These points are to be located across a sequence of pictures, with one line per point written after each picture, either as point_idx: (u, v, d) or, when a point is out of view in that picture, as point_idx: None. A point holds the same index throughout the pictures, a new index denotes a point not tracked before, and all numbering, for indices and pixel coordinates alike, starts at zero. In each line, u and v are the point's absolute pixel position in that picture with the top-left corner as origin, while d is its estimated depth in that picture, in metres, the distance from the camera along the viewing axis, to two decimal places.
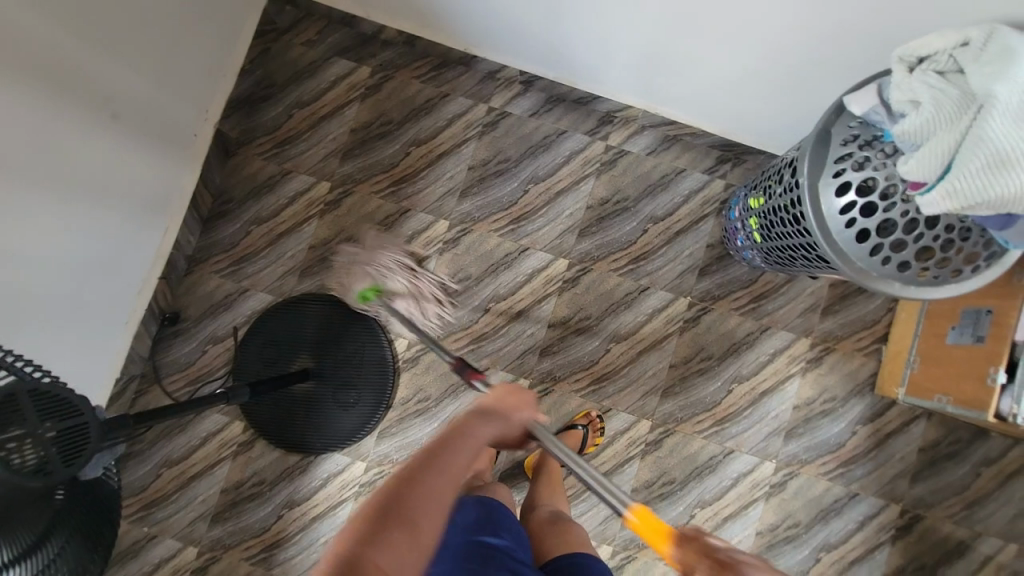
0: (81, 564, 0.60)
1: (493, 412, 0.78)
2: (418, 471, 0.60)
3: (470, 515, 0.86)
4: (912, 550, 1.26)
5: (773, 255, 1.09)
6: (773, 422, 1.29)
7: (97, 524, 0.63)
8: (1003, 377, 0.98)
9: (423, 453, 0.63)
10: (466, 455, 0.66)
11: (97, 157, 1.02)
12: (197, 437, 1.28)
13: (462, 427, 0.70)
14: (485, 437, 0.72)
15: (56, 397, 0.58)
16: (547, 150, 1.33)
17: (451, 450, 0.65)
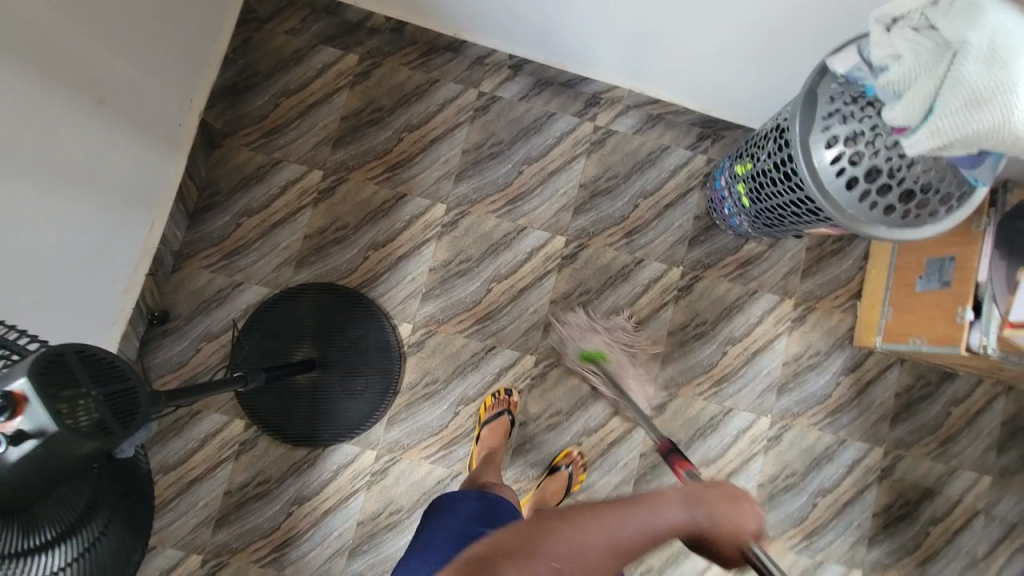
0: (127, 546, 0.57)
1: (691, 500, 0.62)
2: (588, 512, 0.58)
3: (473, 506, 0.90)
4: (896, 488, 1.37)
5: (761, 217, 1.16)
6: (766, 378, 1.36)
7: (137, 507, 0.59)
8: (970, 314, 1.08)
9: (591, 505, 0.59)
10: (639, 527, 0.58)
11: (84, 146, 0.97)
12: (195, 439, 1.23)
13: (650, 498, 0.61)
14: (674, 522, 0.60)
15: (105, 360, 0.56)
16: (539, 132, 1.37)
17: (623, 515, 0.58)
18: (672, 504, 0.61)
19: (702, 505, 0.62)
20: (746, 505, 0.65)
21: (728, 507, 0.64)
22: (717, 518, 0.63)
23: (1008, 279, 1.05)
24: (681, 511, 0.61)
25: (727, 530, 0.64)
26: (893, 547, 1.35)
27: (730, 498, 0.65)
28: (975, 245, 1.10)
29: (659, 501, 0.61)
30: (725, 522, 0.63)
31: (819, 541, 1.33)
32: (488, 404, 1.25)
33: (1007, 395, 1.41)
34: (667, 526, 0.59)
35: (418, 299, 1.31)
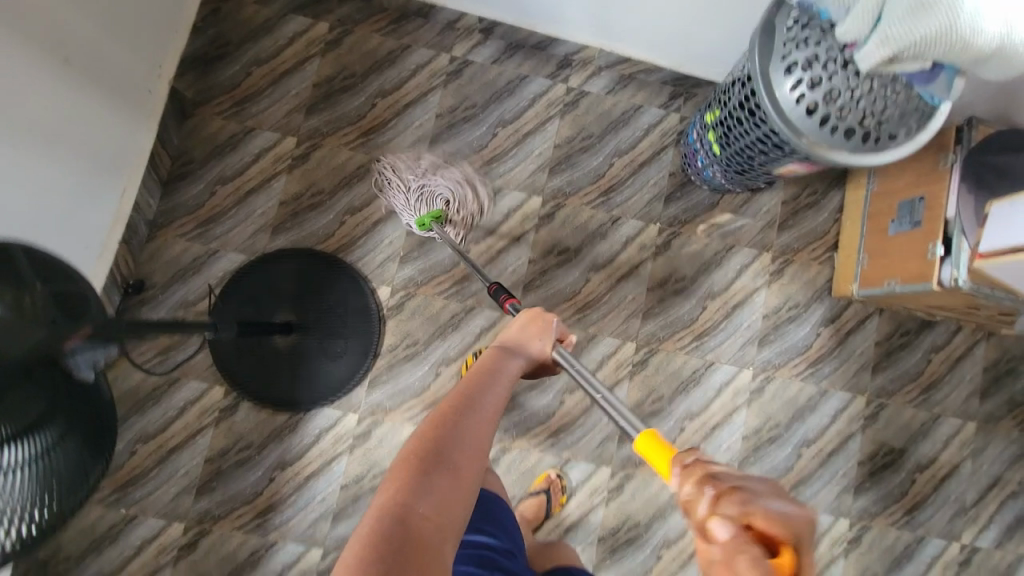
0: (80, 464, 0.57)
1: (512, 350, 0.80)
2: (462, 404, 0.64)
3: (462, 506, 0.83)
4: (881, 436, 1.37)
5: (732, 163, 1.17)
6: (746, 332, 1.37)
7: (98, 427, 0.59)
8: (941, 249, 1.09)
9: (459, 395, 0.65)
10: (501, 388, 0.70)
11: (49, 103, 0.98)
12: (174, 408, 1.22)
13: (487, 365, 0.74)
14: (514, 368, 0.75)
15: (49, 262, 0.57)
16: (512, 94, 1.38)
17: (486, 389, 0.68)
18: (505, 360, 0.76)
19: (514, 346, 0.82)
20: (544, 318, 0.87)
21: (535, 332, 0.85)
22: (528, 345, 0.83)
23: (975, 212, 1.06)
24: (506, 357, 0.77)
25: (540, 348, 0.84)
26: (880, 495, 1.35)
27: (529, 323, 0.86)
28: (943, 182, 1.11)
29: (497, 364, 0.74)
30: (534, 343, 0.84)
31: (806, 492, 1.33)
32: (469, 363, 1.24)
33: (988, 341, 1.42)
34: (510, 375, 0.73)
35: (396, 262, 1.31)
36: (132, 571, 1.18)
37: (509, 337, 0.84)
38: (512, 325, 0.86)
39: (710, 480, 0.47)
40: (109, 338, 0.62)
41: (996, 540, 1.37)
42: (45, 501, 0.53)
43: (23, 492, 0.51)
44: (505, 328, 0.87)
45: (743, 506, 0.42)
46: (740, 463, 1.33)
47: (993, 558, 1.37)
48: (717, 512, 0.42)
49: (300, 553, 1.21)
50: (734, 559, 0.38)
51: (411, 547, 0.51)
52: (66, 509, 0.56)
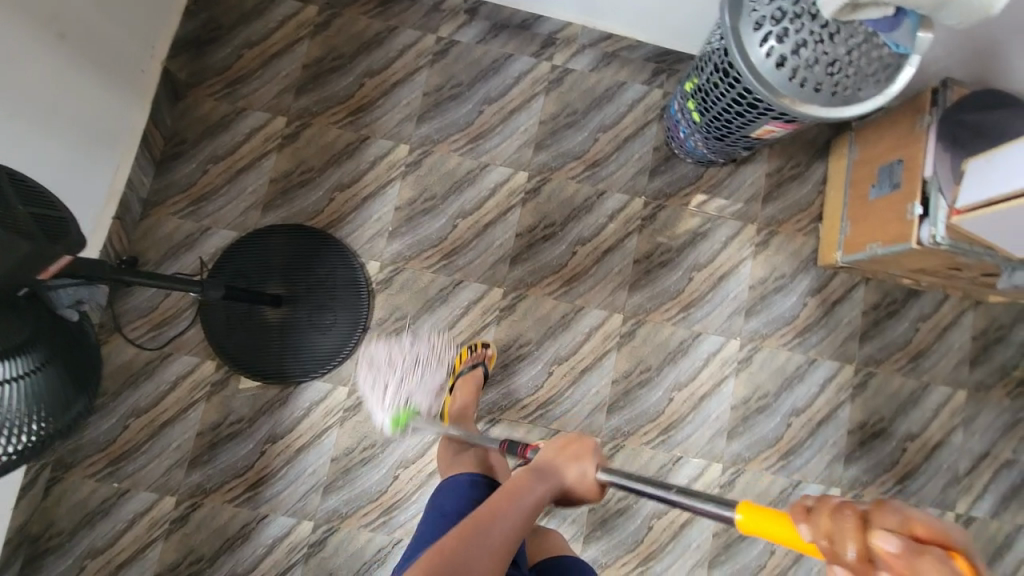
0: (65, 388, 0.61)
1: (543, 475, 0.85)
2: (474, 527, 0.75)
3: (462, 494, 0.95)
4: (870, 405, 1.37)
5: (712, 130, 1.19)
6: (733, 302, 1.38)
7: (83, 357, 0.64)
8: (919, 209, 1.11)
9: (476, 519, 0.76)
10: (517, 519, 0.78)
11: (46, 75, 1.01)
12: (165, 382, 1.23)
13: (512, 488, 0.82)
14: (536, 499, 0.82)
15: (33, 190, 0.60)
16: (497, 73, 1.40)
17: (500, 517, 0.77)
18: (530, 485, 0.83)
19: (547, 468, 0.87)
20: (581, 442, 0.90)
21: (571, 457, 0.89)
22: (561, 469, 0.88)
23: (953, 170, 1.07)
24: (532, 482, 0.84)
25: (575, 474, 0.88)
26: (871, 464, 1.35)
27: (567, 444, 0.91)
28: (920, 142, 1.13)
29: (521, 487, 0.83)
30: (569, 467, 0.88)
31: (797, 461, 1.33)
32: (465, 357, 1.23)
33: (976, 309, 1.42)
34: (530, 507, 0.81)
35: (385, 238, 1.32)
36: (124, 545, 1.18)
37: (543, 460, 0.89)
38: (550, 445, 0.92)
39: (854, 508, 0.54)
40: (93, 278, 0.67)
41: (991, 509, 1.35)
42: (37, 416, 0.58)
43: (15, 405, 0.56)
44: (543, 445, 0.92)
45: (901, 515, 0.50)
46: (730, 432, 1.33)
47: (988, 527, 1.35)
48: (879, 527, 0.50)
49: (290, 526, 1.21)
50: (919, 562, 0.46)
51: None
52: (60, 427, 0.60)
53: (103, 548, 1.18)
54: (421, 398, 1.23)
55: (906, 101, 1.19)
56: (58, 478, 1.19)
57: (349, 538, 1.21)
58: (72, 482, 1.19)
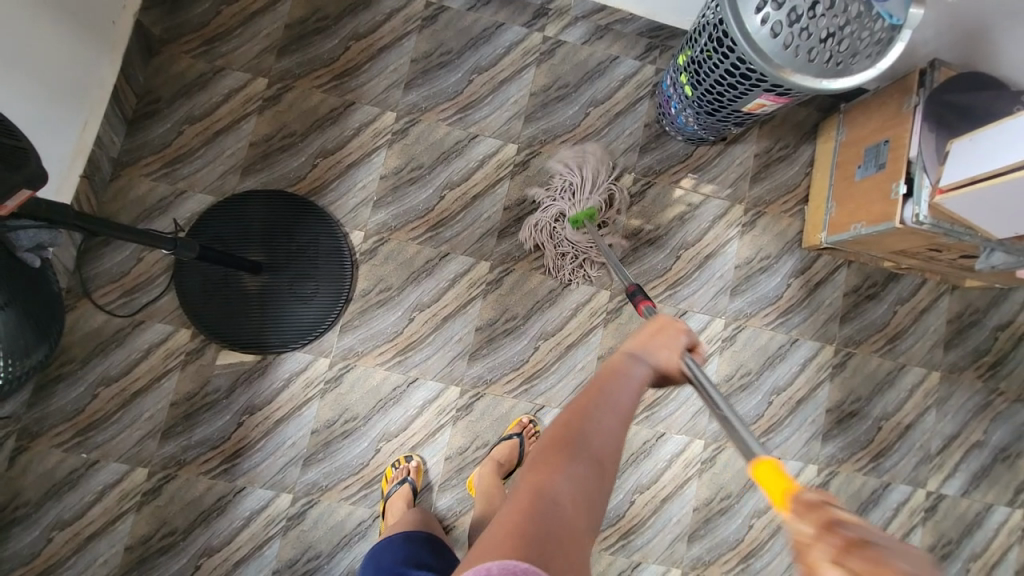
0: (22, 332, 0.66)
1: (639, 360, 0.69)
2: (588, 404, 0.62)
3: (398, 552, 0.95)
4: (848, 384, 1.39)
5: (703, 105, 1.18)
6: (719, 281, 1.38)
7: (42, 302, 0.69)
8: (903, 188, 1.12)
9: (585, 398, 0.63)
10: (631, 392, 0.65)
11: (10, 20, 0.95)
12: (138, 350, 1.19)
13: (614, 367, 0.67)
14: (644, 376, 0.68)
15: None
16: (488, 42, 1.37)
17: (612, 389, 0.64)
18: (631, 364, 0.68)
19: (642, 350, 0.71)
20: (671, 325, 0.75)
21: (660, 342, 0.73)
22: (655, 352, 0.72)
23: (937, 150, 1.08)
24: (633, 362, 0.69)
25: (666, 357, 0.72)
26: (847, 441, 1.38)
27: (656, 331, 0.74)
28: (906, 123, 1.13)
29: (620, 369, 0.67)
30: (659, 352, 0.72)
31: (776, 438, 1.35)
32: (389, 477, 1.19)
33: (952, 294, 1.45)
34: (640, 381, 0.67)
35: (370, 207, 1.29)
36: (93, 518, 1.14)
37: (635, 346, 0.72)
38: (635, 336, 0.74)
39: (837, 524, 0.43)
40: (54, 222, 0.62)
41: (961, 487, 1.40)
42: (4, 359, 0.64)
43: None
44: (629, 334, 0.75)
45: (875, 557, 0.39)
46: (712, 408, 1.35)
47: (958, 504, 1.39)
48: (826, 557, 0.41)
49: (268, 499, 1.18)
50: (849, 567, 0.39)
51: (557, 538, 0.51)
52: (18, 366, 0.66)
53: (71, 520, 1.13)
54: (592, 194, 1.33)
55: (895, 82, 1.20)
56: (24, 448, 1.14)
57: (329, 511, 1.19)
58: (38, 452, 1.14)
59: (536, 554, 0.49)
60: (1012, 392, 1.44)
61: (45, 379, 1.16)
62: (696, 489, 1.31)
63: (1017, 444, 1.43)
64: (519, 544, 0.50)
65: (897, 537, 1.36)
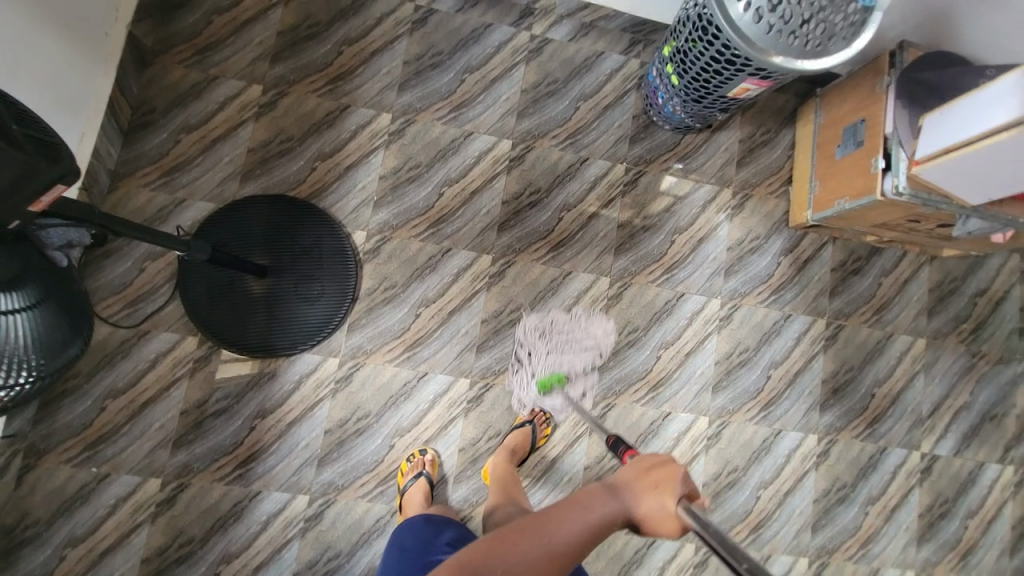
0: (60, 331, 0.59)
1: (609, 499, 0.62)
2: (517, 534, 0.59)
3: (419, 532, 0.96)
4: (841, 355, 1.45)
5: (689, 93, 1.23)
6: (713, 263, 1.43)
7: (72, 303, 0.62)
8: (882, 162, 1.18)
9: (518, 527, 0.60)
10: (566, 537, 0.59)
11: (13, 33, 0.95)
12: (145, 360, 1.18)
13: (574, 502, 0.62)
14: (596, 521, 0.60)
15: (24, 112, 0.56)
16: (477, 42, 1.40)
17: (548, 524, 0.60)
18: (597, 503, 0.61)
19: (620, 490, 0.63)
20: (669, 467, 0.64)
21: (651, 484, 0.63)
22: (639, 496, 0.62)
23: (911, 124, 1.14)
24: (602, 501, 0.62)
25: (655, 505, 0.61)
26: (844, 410, 1.43)
27: (649, 469, 0.65)
28: (880, 101, 1.20)
29: (580, 505, 0.61)
30: (647, 496, 0.62)
31: (777, 411, 1.40)
32: (405, 470, 1.20)
33: (932, 264, 1.52)
34: (590, 526, 0.60)
35: (371, 207, 1.31)
36: (107, 532, 1.13)
37: (620, 476, 0.65)
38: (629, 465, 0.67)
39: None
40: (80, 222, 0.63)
41: (953, 447, 1.46)
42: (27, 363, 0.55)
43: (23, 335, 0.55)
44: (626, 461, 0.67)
45: None
46: (714, 386, 1.39)
47: (951, 464, 1.46)
48: None
49: (285, 501, 1.18)
50: None
51: None
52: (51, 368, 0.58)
53: (84, 535, 1.12)
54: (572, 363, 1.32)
55: (868, 64, 1.27)
56: (31, 466, 1.12)
57: (347, 510, 1.20)
58: (46, 469, 1.12)
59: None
60: (993, 353, 1.52)
61: (51, 394, 1.15)
62: (703, 465, 1.35)
63: (1001, 402, 1.50)
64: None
65: (897, 498, 1.42)
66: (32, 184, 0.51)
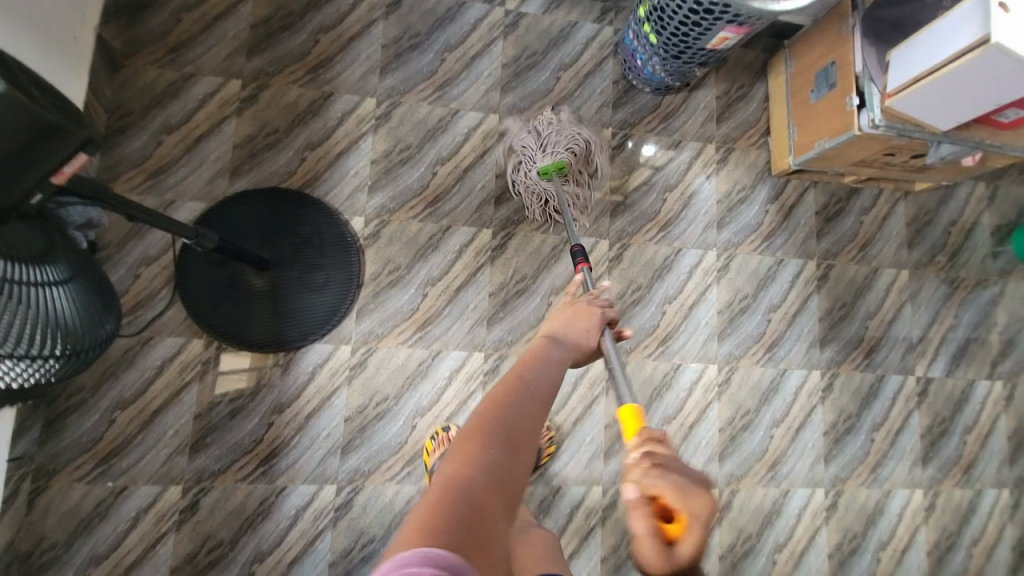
0: (95, 305, 0.67)
1: (559, 344, 0.76)
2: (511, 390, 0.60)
3: None
4: (834, 293, 1.51)
5: (667, 50, 1.26)
6: (704, 216, 1.47)
7: (95, 281, 0.69)
8: (856, 99, 1.23)
9: (506, 385, 0.61)
10: (547, 375, 0.66)
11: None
12: (152, 367, 1.15)
13: (533, 353, 0.71)
14: (559, 359, 0.71)
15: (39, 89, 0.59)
16: (453, 21, 1.41)
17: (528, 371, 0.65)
18: (549, 350, 0.73)
19: (557, 336, 0.79)
20: (580, 310, 0.85)
21: (574, 325, 0.82)
22: (570, 336, 0.80)
23: (879, 61, 1.20)
24: (552, 348, 0.74)
25: (580, 337, 0.81)
26: (841, 345, 1.49)
27: (569, 317, 0.84)
28: (848, 43, 1.26)
29: (539, 354, 0.71)
30: (576, 334, 0.81)
31: (780, 351, 1.45)
32: (431, 449, 1.19)
33: (906, 199, 1.60)
34: (558, 360, 0.71)
35: (366, 192, 1.30)
36: (131, 546, 1.09)
37: (552, 328, 0.81)
38: (547, 323, 0.84)
39: (656, 440, 0.61)
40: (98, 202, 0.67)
41: (944, 369, 1.54)
42: (68, 336, 0.62)
43: (70, 306, 0.63)
44: (544, 321, 0.84)
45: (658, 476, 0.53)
46: (718, 335, 1.43)
47: (945, 385, 1.53)
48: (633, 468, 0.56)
49: (312, 493, 1.17)
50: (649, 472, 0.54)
51: (474, 525, 0.43)
52: (90, 340, 0.66)
53: (107, 552, 1.08)
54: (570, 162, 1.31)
55: (831, 10, 1.32)
56: (42, 488, 1.08)
57: (376, 494, 1.19)
58: (59, 490, 1.08)
59: (453, 543, 0.41)
60: (971, 278, 1.61)
61: (55, 413, 1.10)
62: (717, 411, 1.39)
63: (983, 323, 1.59)
64: (433, 534, 0.41)
65: (899, 423, 1.49)
66: (56, 150, 0.53)
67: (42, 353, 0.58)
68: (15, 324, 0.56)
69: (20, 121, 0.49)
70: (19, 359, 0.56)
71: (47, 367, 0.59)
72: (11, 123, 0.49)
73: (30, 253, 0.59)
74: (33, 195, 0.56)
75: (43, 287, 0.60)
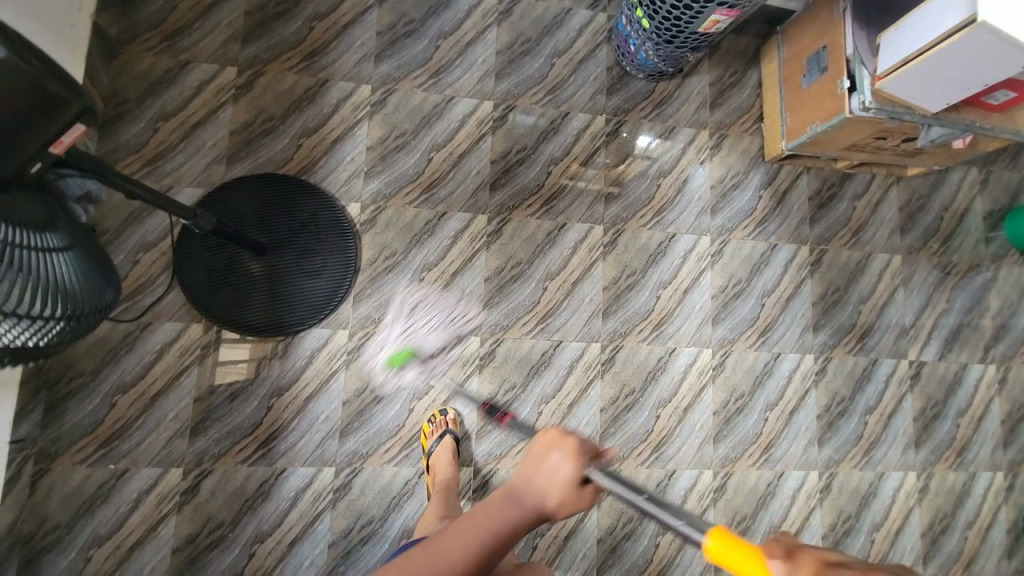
0: (92, 275, 0.68)
1: (513, 509, 0.58)
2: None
3: None
4: (827, 278, 1.53)
5: (660, 35, 1.27)
6: (699, 201, 1.49)
7: (93, 252, 0.70)
8: (847, 83, 1.24)
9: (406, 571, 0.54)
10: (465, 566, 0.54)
11: None
12: (151, 351, 1.16)
13: (474, 520, 0.57)
14: (497, 538, 0.57)
15: None
16: (447, 8, 1.41)
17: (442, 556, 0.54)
18: (495, 515, 0.58)
19: (523, 487, 0.60)
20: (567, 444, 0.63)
21: (551, 468, 0.61)
22: (539, 490, 0.60)
23: (870, 44, 1.21)
24: (503, 513, 0.58)
25: (554, 493, 0.60)
26: (834, 329, 1.51)
27: (551, 449, 0.63)
28: (839, 27, 1.27)
29: (481, 522, 0.57)
30: (550, 484, 0.60)
31: (774, 335, 1.47)
32: (427, 431, 1.21)
33: (898, 184, 1.61)
34: (492, 543, 0.56)
35: (362, 178, 1.31)
36: (133, 527, 1.11)
37: (522, 472, 0.61)
38: (528, 450, 0.64)
39: (834, 564, 0.42)
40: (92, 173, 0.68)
41: (937, 352, 1.56)
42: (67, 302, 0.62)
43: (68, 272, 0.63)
44: (527, 445, 0.64)
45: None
46: (713, 319, 1.44)
47: (937, 368, 1.55)
48: None
49: (312, 476, 1.18)
50: None
51: None
52: (88, 308, 0.66)
53: (109, 533, 1.10)
54: (428, 342, 1.17)
55: None
56: (44, 471, 1.09)
57: (375, 476, 1.21)
58: (61, 472, 1.10)
59: None
60: (964, 263, 1.62)
61: (56, 397, 1.11)
62: (711, 394, 1.41)
63: (976, 307, 1.61)
64: None
65: (892, 406, 1.50)
66: (55, 117, 0.55)
67: (46, 314, 0.59)
68: (14, 287, 0.56)
69: (20, 89, 0.52)
70: (25, 320, 0.57)
71: (51, 330, 0.61)
72: (13, 88, 0.51)
73: (31, 217, 0.60)
74: (33, 164, 0.57)
75: (44, 252, 0.61)
